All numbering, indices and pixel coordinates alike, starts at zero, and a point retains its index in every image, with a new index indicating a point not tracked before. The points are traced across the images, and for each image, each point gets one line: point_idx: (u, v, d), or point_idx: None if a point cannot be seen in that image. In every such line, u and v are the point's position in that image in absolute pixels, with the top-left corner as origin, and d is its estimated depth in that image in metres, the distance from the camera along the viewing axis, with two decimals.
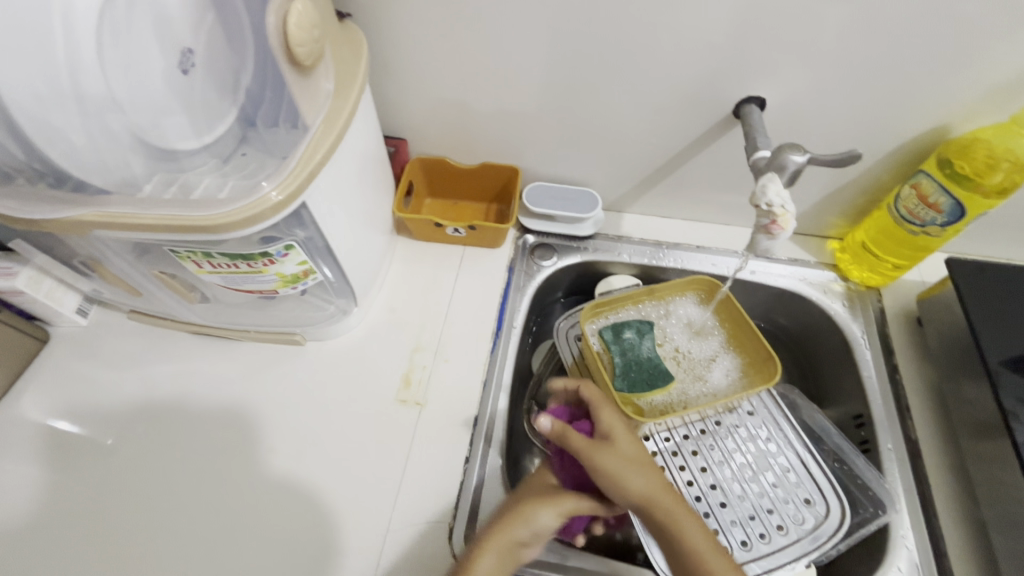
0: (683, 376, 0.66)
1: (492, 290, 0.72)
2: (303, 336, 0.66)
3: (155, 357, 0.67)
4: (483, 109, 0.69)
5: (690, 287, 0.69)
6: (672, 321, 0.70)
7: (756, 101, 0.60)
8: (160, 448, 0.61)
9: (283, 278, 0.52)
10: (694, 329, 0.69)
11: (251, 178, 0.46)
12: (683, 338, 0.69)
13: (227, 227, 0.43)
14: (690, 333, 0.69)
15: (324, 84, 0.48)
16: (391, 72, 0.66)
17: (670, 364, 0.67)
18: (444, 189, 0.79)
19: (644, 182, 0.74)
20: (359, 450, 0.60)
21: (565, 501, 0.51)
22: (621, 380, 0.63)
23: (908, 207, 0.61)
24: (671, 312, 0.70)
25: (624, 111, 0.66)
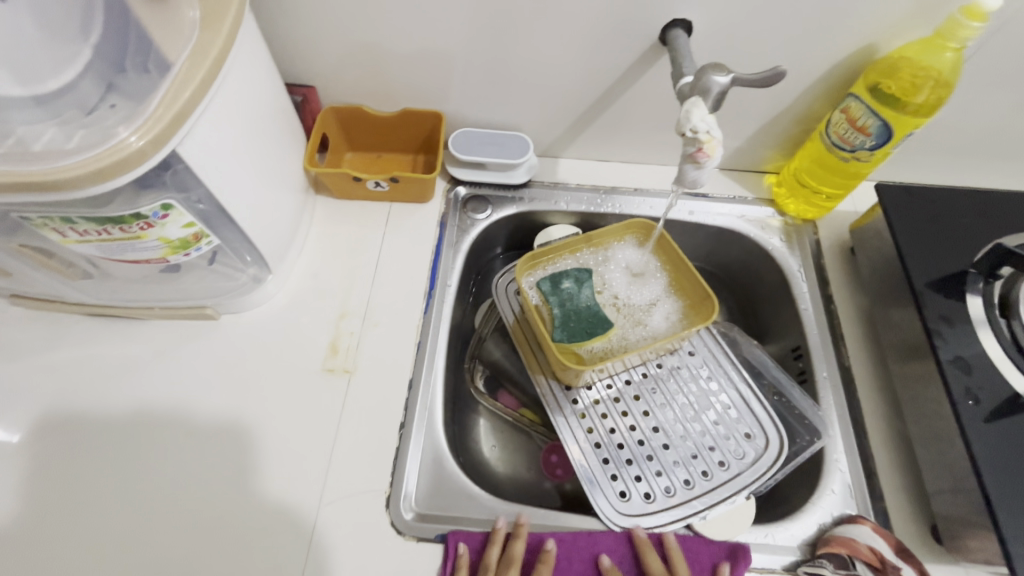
0: (623, 322, 0.65)
1: (423, 247, 0.67)
2: (215, 310, 0.60)
3: (48, 346, 0.60)
4: (395, 48, 0.63)
5: (628, 230, 0.67)
6: (611, 267, 0.68)
7: (683, 25, 0.56)
8: (63, 443, 0.56)
9: (169, 243, 0.46)
10: (633, 274, 0.67)
11: (103, 126, 0.39)
12: (623, 284, 0.67)
13: (76, 183, 0.36)
14: (630, 278, 0.67)
15: (188, 13, 0.42)
16: (285, 8, 0.58)
17: (609, 310, 0.65)
18: (365, 142, 0.73)
19: (576, 122, 0.70)
20: (287, 426, 0.56)
21: None
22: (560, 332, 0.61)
23: (838, 133, 0.59)
24: (609, 258, 0.68)
25: (546, 44, 0.61)
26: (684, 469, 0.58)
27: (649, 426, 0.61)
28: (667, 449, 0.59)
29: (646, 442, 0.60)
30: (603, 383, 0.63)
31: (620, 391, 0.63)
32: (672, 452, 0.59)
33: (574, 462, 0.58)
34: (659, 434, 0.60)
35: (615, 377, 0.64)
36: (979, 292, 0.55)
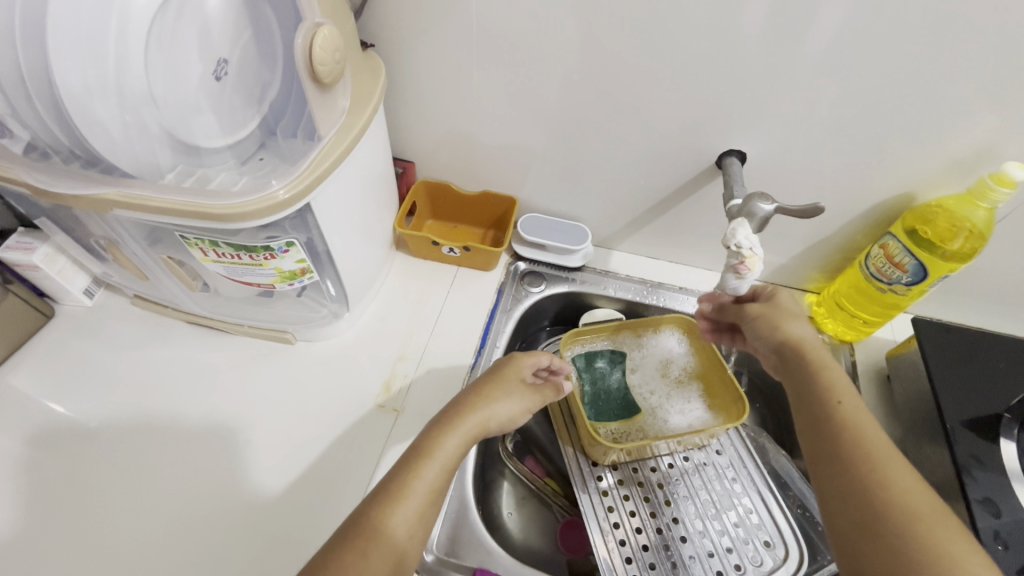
0: (652, 408, 0.70)
1: (480, 309, 0.75)
2: (293, 335, 0.69)
3: (151, 343, 0.70)
4: (488, 144, 0.75)
5: (666, 322, 0.73)
6: (646, 354, 0.73)
7: (737, 154, 0.65)
8: (142, 433, 0.63)
9: (280, 273, 0.56)
10: (666, 365, 0.73)
11: (260, 175, 0.50)
12: (653, 373, 0.73)
13: (236, 218, 0.46)
14: (663, 369, 0.73)
15: (341, 102, 0.52)
16: (406, 99, 0.71)
17: (641, 394, 0.71)
18: (445, 212, 0.84)
19: (633, 222, 0.79)
20: (335, 448, 0.62)
21: (421, 486, 0.45)
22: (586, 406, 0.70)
23: (877, 266, 0.65)
24: (645, 345, 0.74)
25: (617, 156, 0.71)
26: (699, 566, 0.59)
27: (669, 516, 0.62)
28: (685, 543, 0.60)
29: (664, 531, 0.61)
30: (629, 466, 0.66)
31: (645, 475, 0.65)
32: (689, 547, 0.60)
33: (601, 563, 0.58)
34: (678, 525, 0.62)
35: (642, 462, 0.66)
36: (1014, 438, 0.56)
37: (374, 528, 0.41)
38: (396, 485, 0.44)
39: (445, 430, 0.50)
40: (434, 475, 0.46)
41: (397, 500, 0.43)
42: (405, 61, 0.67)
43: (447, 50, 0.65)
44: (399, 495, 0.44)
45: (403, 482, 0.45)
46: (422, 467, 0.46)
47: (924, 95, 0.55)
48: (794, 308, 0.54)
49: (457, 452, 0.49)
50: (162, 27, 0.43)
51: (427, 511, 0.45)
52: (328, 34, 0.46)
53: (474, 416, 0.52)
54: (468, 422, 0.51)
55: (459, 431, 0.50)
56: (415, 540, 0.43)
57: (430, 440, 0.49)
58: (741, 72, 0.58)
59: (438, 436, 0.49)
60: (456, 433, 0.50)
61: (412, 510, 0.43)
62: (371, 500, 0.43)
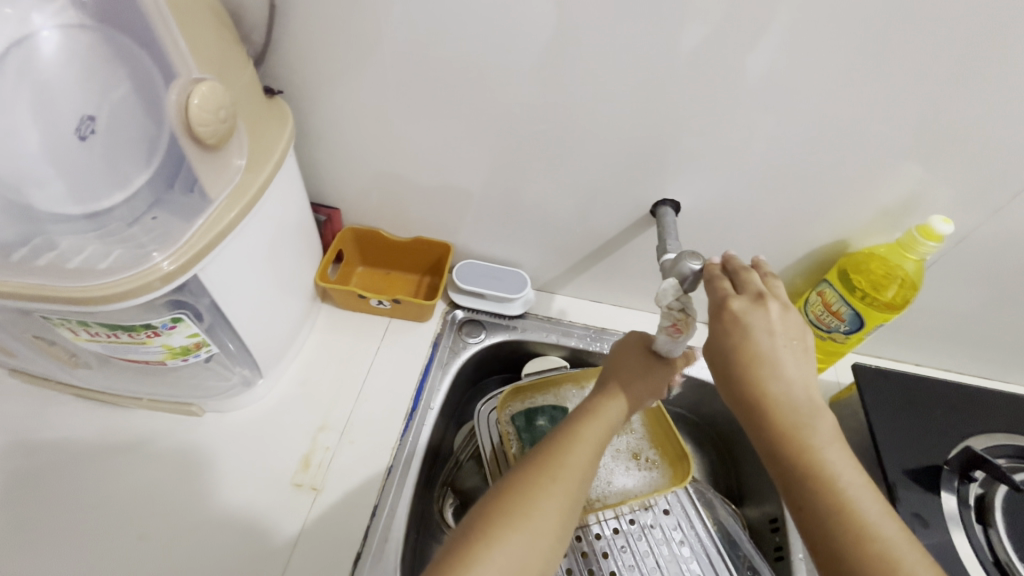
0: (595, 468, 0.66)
1: (413, 366, 0.70)
2: (201, 408, 0.62)
3: (31, 421, 0.61)
4: (418, 190, 0.71)
5: None
6: None
7: (671, 204, 0.64)
8: (13, 534, 0.54)
9: (170, 349, 0.49)
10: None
11: (139, 245, 0.44)
12: None
13: (101, 299, 0.41)
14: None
15: (236, 159, 0.47)
16: (328, 145, 0.67)
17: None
18: (376, 259, 0.79)
19: (574, 266, 0.76)
20: (247, 538, 0.56)
21: (593, 434, 0.48)
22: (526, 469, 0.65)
23: (816, 313, 0.66)
24: None
25: (553, 203, 0.68)
26: None
27: None
28: None
29: None
30: (572, 534, 0.62)
31: (589, 544, 0.61)
32: None
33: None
34: None
35: (585, 528, 0.62)
36: (954, 491, 0.55)
37: (558, 466, 0.45)
38: (571, 431, 0.48)
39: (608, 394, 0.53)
40: (599, 432, 0.49)
41: (570, 445, 0.47)
42: (321, 105, 0.62)
43: (366, 95, 0.60)
44: (575, 438, 0.47)
45: (572, 432, 0.48)
46: (588, 421, 0.49)
47: (851, 146, 0.54)
48: (778, 332, 0.39)
49: (620, 413, 0.52)
50: (0, 85, 0.38)
51: (596, 457, 0.47)
52: (209, 90, 0.42)
53: (625, 388, 0.53)
54: (625, 389, 0.53)
55: (623, 395, 0.53)
56: (587, 480, 0.46)
57: (595, 403, 0.52)
58: (672, 121, 0.56)
59: (603, 399, 0.52)
60: (620, 397, 0.53)
61: (587, 453, 0.47)
62: (549, 442, 0.47)
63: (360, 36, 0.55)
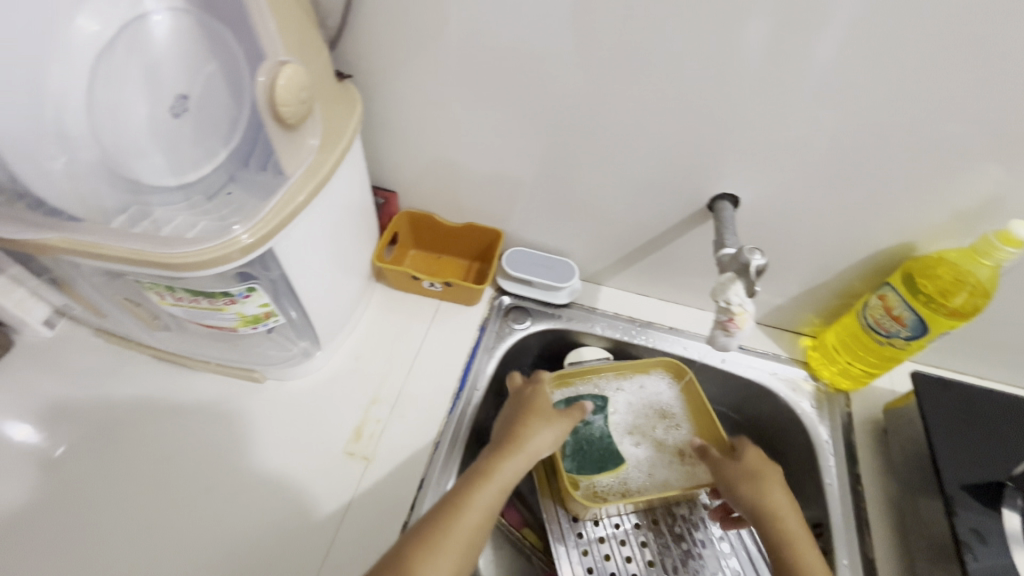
0: (637, 460, 0.66)
1: (461, 348, 0.72)
2: (262, 374, 0.66)
3: (111, 377, 0.66)
4: (474, 177, 0.72)
5: (659, 364, 0.70)
6: (635, 396, 0.70)
7: (730, 199, 0.63)
8: (97, 478, 0.60)
9: (243, 317, 0.53)
10: (654, 410, 0.70)
11: (222, 218, 0.47)
12: (642, 420, 0.69)
13: (189, 266, 0.43)
14: (650, 413, 0.69)
15: (309, 140, 0.50)
16: (389, 130, 0.69)
17: (626, 443, 0.67)
18: (429, 243, 0.81)
19: (624, 258, 0.76)
20: (302, 498, 0.59)
21: (499, 478, 0.51)
22: (568, 459, 0.65)
23: (874, 317, 0.63)
24: (637, 384, 0.71)
25: (607, 193, 0.68)
26: None
27: None
28: None
29: None
30: (611, 521, 0.63)
31: (628, 533, 0.62)
32: None
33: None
34: None
35: (624, 517, 0.63)
36: (1018, 508, 0.54)
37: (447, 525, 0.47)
38: (477, 473, 0.51)
39: (503, 455, 0.53)
40: (491, 496, 0.50)
41: (458, 509, 0.48)
42: (386, 90, 0.64)
43: (430, 80, 0.62)
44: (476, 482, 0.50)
45: (460, 494, 0.49)
46: (483, 478, 0.51)
47: (928, 144, 0.52)
48: None
49: (516, 473, 0.53)
50: (111, 64, 0.42)
51: (491, 513, 0.49)
52: (292, 72, 0.43)
53: (524, 445, 0.54)
54: (524, 447, 0.54)
55: (517, 456, 0.53)
56: (479, 540, 0.48)
57: (490, 463, 0.52)
58: (737, 113, 0.55)
59: (496, 459, 0.53)
60: (514, 457, 0.53)
61: (486, 501, 0.49)
62: (439, 504, 0.49)
63: (428, 21, 0.56)
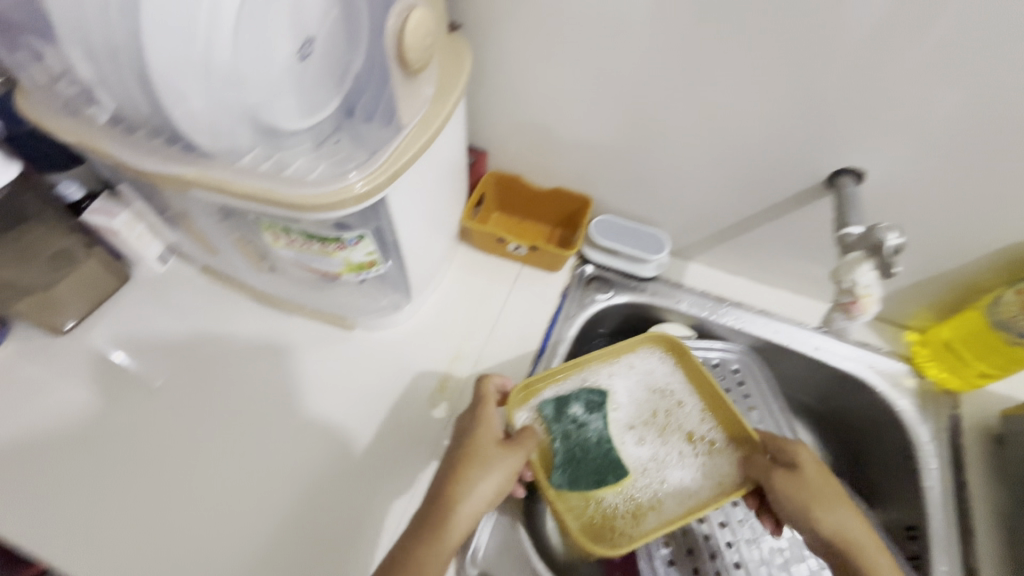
0: (643, 463, 0.60)
1: (542, 313, 0.71)
2: (352, 322, 0.68)
3: (215, 314, 0.70)
4: (568, 141, 0.70)
5: (647, 340, 0.64)
6: (620, 385, 0.64)
7: (854, 174, 0.58)
8: (200, 405, 0.64)
9: (349, 264, 0.54)
10: (659, 399, 0.63)
11: (340, 165, 0.48)
12: (637, 416, 0.62)
13: (310, 208, 0.45)
14: (660, 406, 0.63)
15: (426, 89, 0.49)
16: (488, 86, 0.67)
17: (627, 443, 0.61)
18: (513, 206, 0.80)
19: (717, 234, 0.72)
20: (388, 442, 0.62)
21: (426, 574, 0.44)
22: (559, 476, 0.57)
23: (1007, 314, 0.57)
24: (620, 368, 0.64)
25: (709, 164, 0.64)
26: None
27: (731, 556, 0.62)
28: None
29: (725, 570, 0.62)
30: None
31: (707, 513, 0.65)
32: None
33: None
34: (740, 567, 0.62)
35: None
36: None
37: None
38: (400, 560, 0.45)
39: (430, 538, 0.46)
40: None
41: None
42: (489, 44, 0.62)
43: (536, 35, 0.59)
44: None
45: None
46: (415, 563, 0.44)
47: None
48: None
49: (444, 559, 0.45)
50: (255, 4, 0.40)
51: None
52: (421, 17, 0.43)
53: (459, 514, 0.47)
54: (455, 520, 0.47)
55: (448, 536, 0.46)
56: None
57: (417, 548, 0.45)
58: (879, 79, 0.50)
59: (423, 542, 0.45)
60: (442, 540, 0.46)
61: None
62: None
63: None
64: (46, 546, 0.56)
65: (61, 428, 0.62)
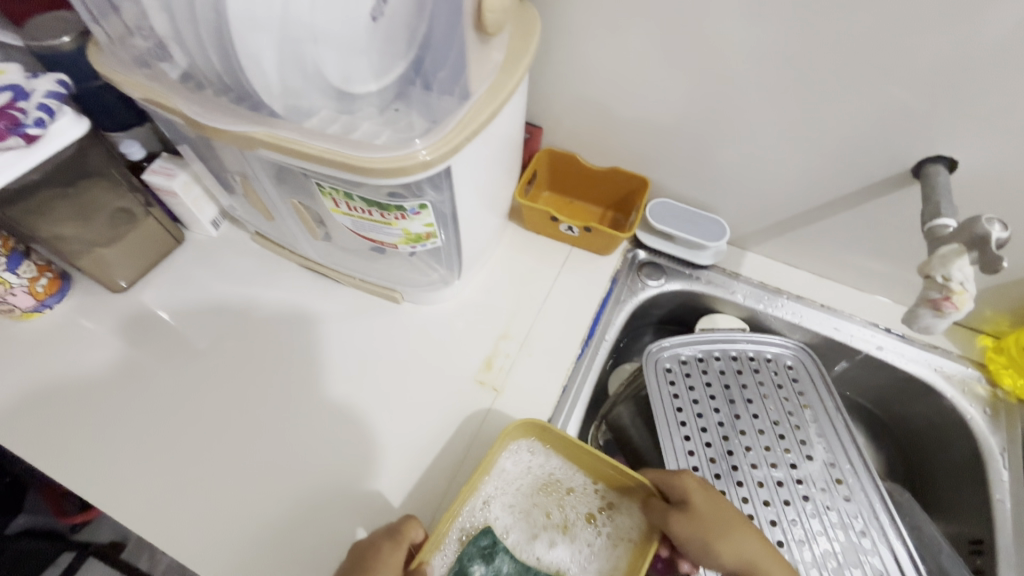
0: (560, 554, 0.54)
1: (592, 297, 0.69)
2: (401, 295, 0.68)
3: (266, 280, 0.71)
4: (629, 120, 0.67)
5: (513, 433, 0.56)
6: (498, 482, 0.56)
7: (946, 162, 0.54)
8: (249, 368, 0.64)
9: (407, 234, 0.53)
10: (540, 484, 0.56)
11: (405, 132, 0.47)
12: (536, 505, 0.56)
13: (375, 173, 0.44)
14: (533, 490, 0.56)
15: (495, 55, 0.48)
16: (551, 56, 0.64)
17: (539, 551, 0.54)
18: (565, 186, 0.78)
19: (780, 223, 0.69)
20: (433, 417, 0.61)
21: None
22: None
23: None
24: (500, 469, 0.56)
25: (781, 149, 0.61)
26: None
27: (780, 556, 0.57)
28: None
29: None
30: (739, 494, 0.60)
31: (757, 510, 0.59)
32: None
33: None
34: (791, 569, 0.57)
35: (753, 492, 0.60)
36: None
37: None
38: None
39: None
40: None
41: None
42: (555, 14, 0.59)
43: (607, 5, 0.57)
44: None
45: None
46: None
47: None
48: None
49: None
50: None
51: None
52: None
53: None
54: None
55: None
56: None
57: None
58: (986, 56, 0.46)
59: None
60: None
61: None
62: None
63: None
64: (98, 496, 0.56)
65: (116, 383, 0.63)
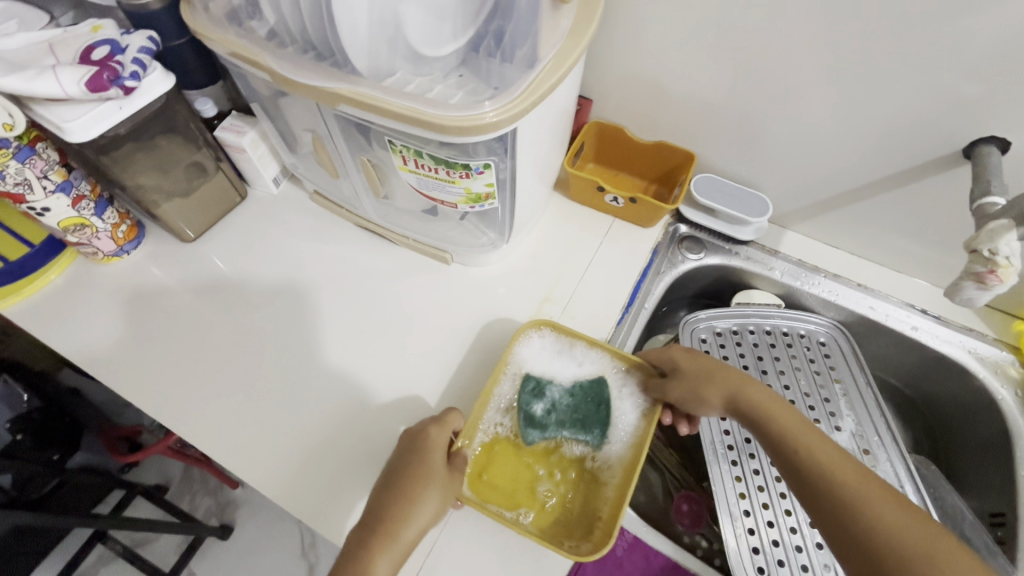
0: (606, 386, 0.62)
1: (634, 266, 0.72)
2: (451, 256, 0.71)
3: (323, 236, 0.75)
4: (679, 95, 0.68)
5: (523, 329, 0.62)
6: (523, 366, 0.63)
7: (999, 144, 0.54)
8: (308, 316, 0.69)
9: (468, 193, 0.56)
10: (564, 355, 0.63)
11: (474, 95, 0.49)
12: (567, 369, 0.63)
13: (448, 130, 0.46)
14: (561, 357, 0.63)
15: (563, 23, 0.50)
16: (606, 29, 0.65)
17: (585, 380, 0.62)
18: (610, 158, 0.80)
19: (823, 202, 0.70)
20: (481, 369, 0.65)
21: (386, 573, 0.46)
22: (539, 431, 0.60)
23: None
24: (519, 356, 0.63)
25: (831, 127, 0.62)
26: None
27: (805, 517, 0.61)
28: (820, 549, 0.59)
29: (799, 530, 0.61)
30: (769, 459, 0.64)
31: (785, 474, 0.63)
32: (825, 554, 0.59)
33: (732, 556, 0.58)
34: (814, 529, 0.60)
35: None
36: None
37: None
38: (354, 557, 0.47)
39: (378, 546, 0.47)
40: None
41: None
42: None
43: None
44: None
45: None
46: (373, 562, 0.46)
47: None
48: None
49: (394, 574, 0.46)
50: None
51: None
52: None
53: (407, 528, 0.48)
54: (401, 532, 0.48)
55: (392, 551, 0.47)
56: None
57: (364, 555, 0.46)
58: None
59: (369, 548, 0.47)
60: (391, 552, 0.47)
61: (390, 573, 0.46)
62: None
63: None
64: (174, 423, 0.62)
65: (187, 323, 0.68)
